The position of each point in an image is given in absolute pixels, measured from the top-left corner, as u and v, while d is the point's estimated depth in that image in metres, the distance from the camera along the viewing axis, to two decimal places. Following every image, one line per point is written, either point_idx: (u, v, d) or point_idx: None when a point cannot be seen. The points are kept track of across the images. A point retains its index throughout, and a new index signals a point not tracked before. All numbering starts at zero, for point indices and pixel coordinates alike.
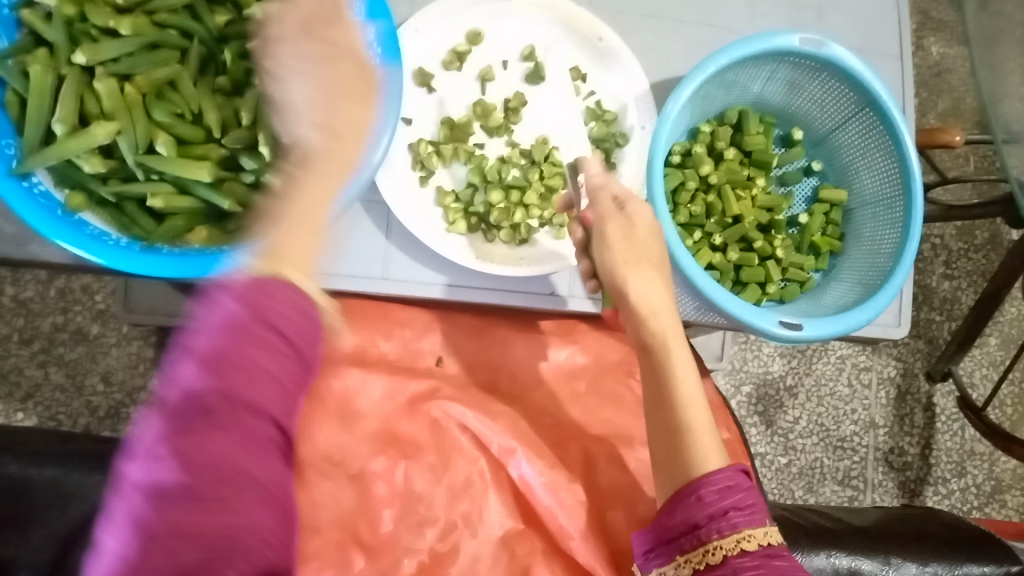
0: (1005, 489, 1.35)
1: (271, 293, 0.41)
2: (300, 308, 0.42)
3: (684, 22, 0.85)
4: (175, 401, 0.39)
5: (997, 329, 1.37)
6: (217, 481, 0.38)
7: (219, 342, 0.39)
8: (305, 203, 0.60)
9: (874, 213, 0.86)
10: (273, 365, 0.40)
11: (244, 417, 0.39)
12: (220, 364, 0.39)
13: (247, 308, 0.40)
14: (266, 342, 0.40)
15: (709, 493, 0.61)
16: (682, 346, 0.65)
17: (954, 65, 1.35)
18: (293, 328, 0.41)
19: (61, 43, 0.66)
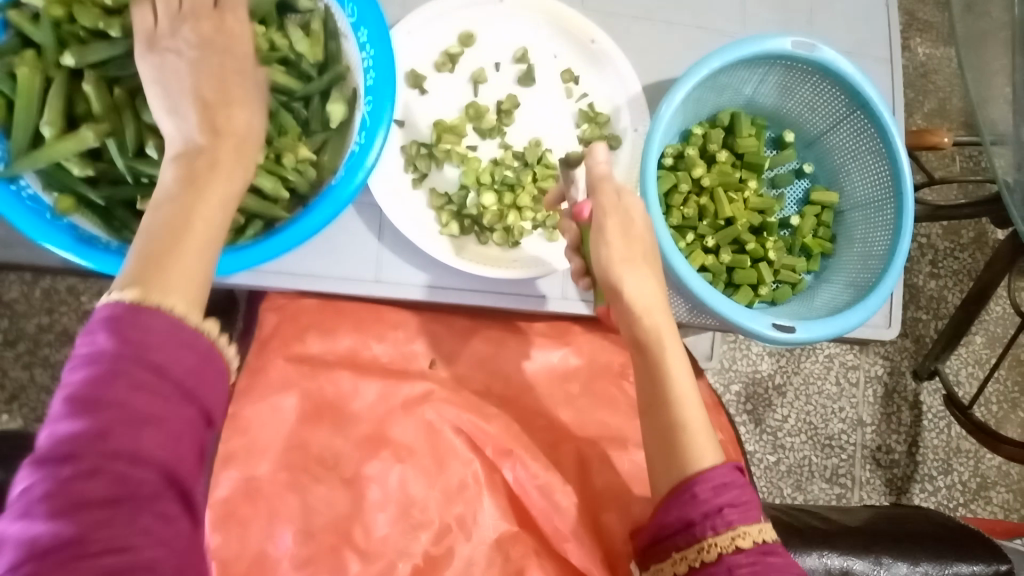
0: (990, 485, 1.37)
1: (156, 326, 0.45)
2: (185, 342, 0.46)
3: (676, 25, 0.85)
4: (49, 448, 0.41)
5: (982, 327, 1.38)
6: (103, 511, 0.39)
7: (92, 382, 0.42)
8: (177, 227, 0.50)
9: (865, 216, 0.87)
10: (155, 394, 0.43)
11: (127, 447, 0.41)
12: (94, 401, 0.42)
13: (135, 338, 0.44)
14: (147, 375, 0.43)
15: (704, 490, 0.58)
16: (675, 343, 0.63)
17: (940, 66, 1.36)
18: (178, 365, 0.45)
19: (50, 45, 0.65)
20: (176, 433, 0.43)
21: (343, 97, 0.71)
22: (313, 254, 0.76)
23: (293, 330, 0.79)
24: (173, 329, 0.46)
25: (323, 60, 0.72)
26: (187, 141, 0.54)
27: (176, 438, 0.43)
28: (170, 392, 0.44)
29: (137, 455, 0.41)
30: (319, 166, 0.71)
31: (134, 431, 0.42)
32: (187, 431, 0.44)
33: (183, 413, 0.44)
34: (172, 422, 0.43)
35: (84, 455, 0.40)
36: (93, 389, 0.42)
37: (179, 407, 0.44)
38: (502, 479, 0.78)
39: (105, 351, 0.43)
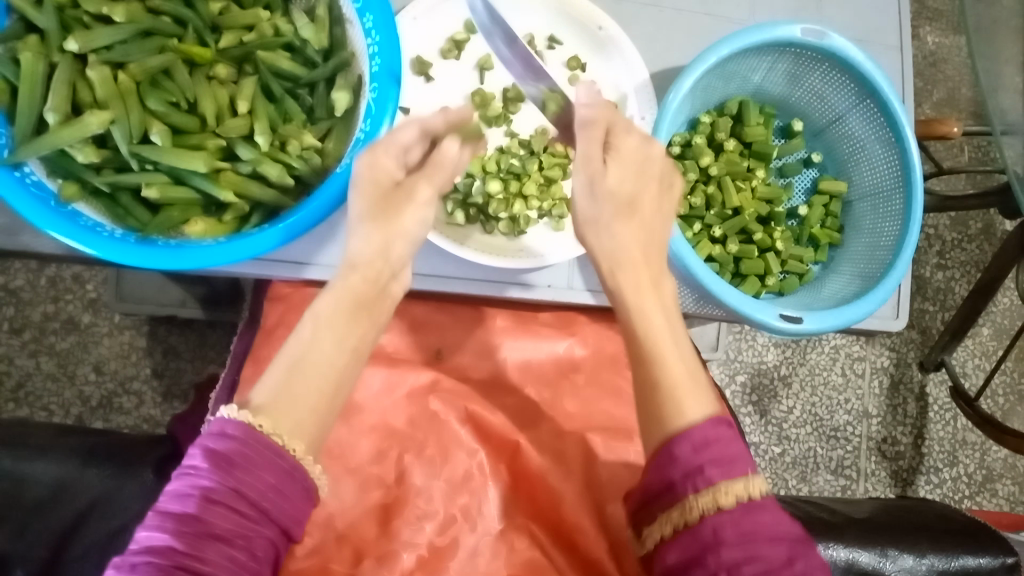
0: (995, 478, 1.36)
1: (251, 447, 0.51)
2: (271, 463, 0.51)
3: (685, 12, 0.84)
4: (136, 553, 0.47)
5: (989, 319, 1.38)
6: None
7: (176, 500, 0.48)
8: (311, 363, 0.57)
9: (873, 206, 0.86)
10: (230, 513, 0.48)
11: (192, 565, 0.46)
12: (177, 516, 0.48)
13: (224, 458, 0.50)
14: (224, 498, 0.49)
15: (682, 449, 0.53)
16: (660, 298, 0.60)
17: (950, 55, 1.35)
18: (259, 487, 0.50)
19: (53, 30, 0.65)
20: (241, 549, 0.48)
21: (347, 85, 0.71)
22: (315, 241, 0.75)
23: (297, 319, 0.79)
24: (267, 450, 0.52)
25: (328, 46, 0.71)
26: (365, 258, 0.59)
27: (242, 550, 0.48)
28: (245, 511, 0.49)
29: (202, 571, 0.47)
30: (323, 154, 0.70)
31: (204, 547, 0.47)
32: (256, 546, 0.49)
33: (256, 531, 0.49)
34: (242, 538, 0.49)
35: (160, 568, 0.46)
36: (179, 507, 0.48)
37: (252, 525, 0.49)
38: (506, 469, 0.78)
39: (195, 473, 0.49)
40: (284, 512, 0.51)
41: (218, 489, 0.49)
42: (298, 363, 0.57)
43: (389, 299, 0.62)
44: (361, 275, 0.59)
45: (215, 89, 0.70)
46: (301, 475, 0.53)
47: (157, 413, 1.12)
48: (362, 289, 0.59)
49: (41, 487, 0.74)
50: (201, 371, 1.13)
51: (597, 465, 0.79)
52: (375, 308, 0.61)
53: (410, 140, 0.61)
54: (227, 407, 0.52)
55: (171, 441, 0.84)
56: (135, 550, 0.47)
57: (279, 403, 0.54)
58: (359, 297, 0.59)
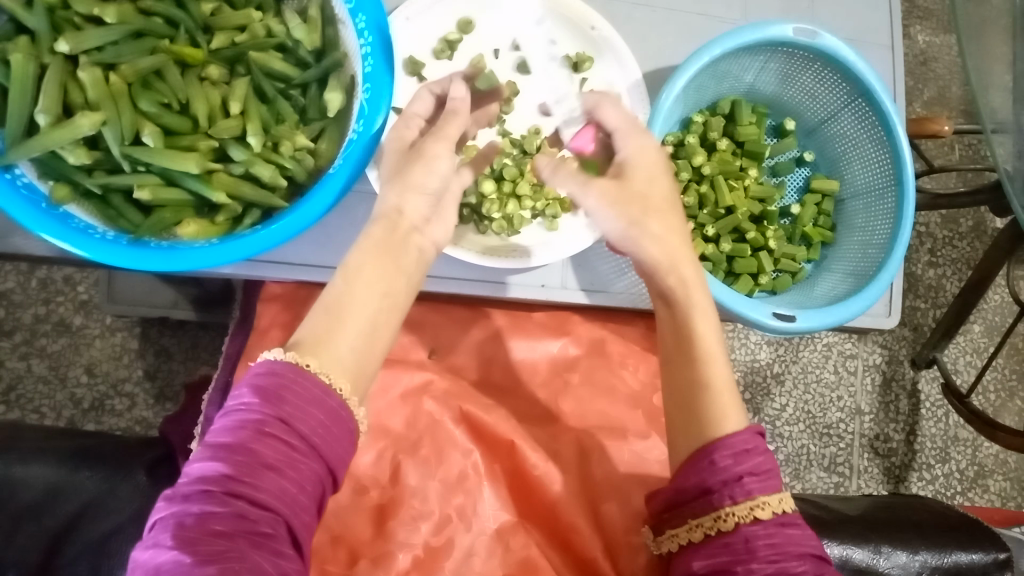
0: (987, 474, 1.37)
1: (300, 385, 0.50)
2: (321, 400, 0.50)
3: (677, 12, 0.84)
4: (187, 483, 0.47)
5: (980, 316, 1.38)
6: (220, 542, 0.44)
7: (227, 432, 0.48)
8: (348, 308, 0.55)
9: (866, 204, 0.86)
10: (280, 446, 0.48)
11: (247, 494, 0.46)
12: (226, 448, 0.47)
13: (271, 393, 0.49)
14: (276, 430, 0.48)
15: (722, 458, 0.57)
16: (709, 316, 0.63)
17: (940, 53, 1.35)
18: (309, 422, 0.50)
19: (44, 31, 0.65)
20: (292, 481, 0.48)
21: (340, 86, 0.70)
22: (307, 243, 0.75)
23: (288, 321, 0.79)
24: (315, 387, 0.51)
25: (321, 47, 0.71)
26: (390, 207, 0.58)
27: (294, 482, 0.48)
28: (296, 445, 0.49)
29: (254, 501, 0.46)
30: (316, 155, 0.70)
31: (258, 477, 0.46)
32: (307, 481, 0.49)
33: (305, 465, 0.49)
34: (293, 471, 0.48)
35: (213, 498, 0.46)
36: (230, 438, 0.47)
37: (302, 460, 0.49)
38: (502, 469, 0.78)
39: (246, 408, 0.49)
40: (331, 449, 0.50)
41: (266, 422, 0.48)
42: (334, 309, 0.55)
43: (419, 253, 0.59)
44: (381, 228, 0.57)
45: (207, 89, 0.70)
46: (346, 416, 0.52)
47: (149, 415, 1.11)
48: (387, 240, 0.57)
49: (33, 490, 0.74)
50: (193, 372, 1.13)
51: (592, 464, 0.79)
52: (407, 257, 0.58)
53: (426, 111, 0.67)
54: (272, 348, 0.52)
55: (164, 443, 0.83)
56: (183, 482, 0.47)
57: (321, 347, 0.53)
58: (385, 246, 0.57)
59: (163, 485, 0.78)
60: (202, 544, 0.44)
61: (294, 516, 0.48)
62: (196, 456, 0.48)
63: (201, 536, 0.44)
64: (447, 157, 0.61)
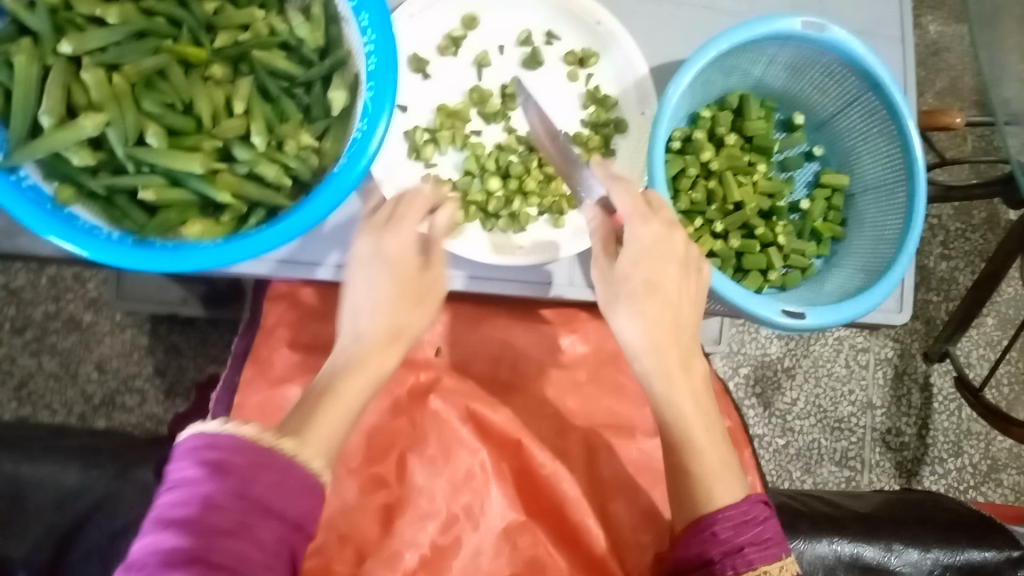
0: (1001, 468, 1.36)
1: (247, 451, 0.51)
2: (267, 461, 0.51)
3: (684, 6, 0.83)
4: (141, 563, 0.48)
5: (994, 309, 1.37)
6: None
7: (176, 507, 0.49)
8: (327, 403, 0.57)
9: (876, 199, 0.85)
10: (231, 510, 0.49)
11: (203, 559, 0.47)
12: (177, 523, 0.48)
13: (215, 464, 0.50)
14: (223, 498, 0.49)
15: (724, 529, 0.58)
16: (693, 379, 0.62)
17: (952, 43, 1.34)
18: (258, 484, 0.50)
19: (46, 32, 0.64)
20: (246, 542, 0.49)
21: (344, 83, 0.70)
22: (314, 241, 0.75)
23: (299, 320, 0.79)
24: (261, 452, 0.52)
25: (325, 45, 0.71)
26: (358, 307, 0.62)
27: (249, 546, 0.49)
28: (249, 509, 0.50)
29: (212, 565, 0.47)
30: (320, 154, 0.70)
31: (212, 543, 0.48)
32: (264, 540, 0.50)
33: (261, 524, 0.50)
34: (247, 534, 0.49)
35: (171, 568, 0.47)
36: (180, 513, 0.49)
37: (255, 520, 0.50)
38: (509, 467, 0.78)
39: (190, 481, 0.50)
40: (285, 506, 0.51)
41: (213, 491, 0.49)
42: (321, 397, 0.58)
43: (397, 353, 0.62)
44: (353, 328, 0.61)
45: (210, 89, 0.70)
46: (299, 471, 0.53)
47: (159, 411, 1.11)
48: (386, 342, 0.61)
49: (45, 489, 0.74)
50: (202, 369, 1.13)
51: (599, 462, 0.79)
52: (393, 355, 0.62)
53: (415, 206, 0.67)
54: (211, 419, 0.52)
55: (173, 442, 0.84)
56: (138, 563, 0.48)
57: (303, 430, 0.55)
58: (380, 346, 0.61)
59: None
60: None
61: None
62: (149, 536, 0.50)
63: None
64: (399, 234, 0.64)
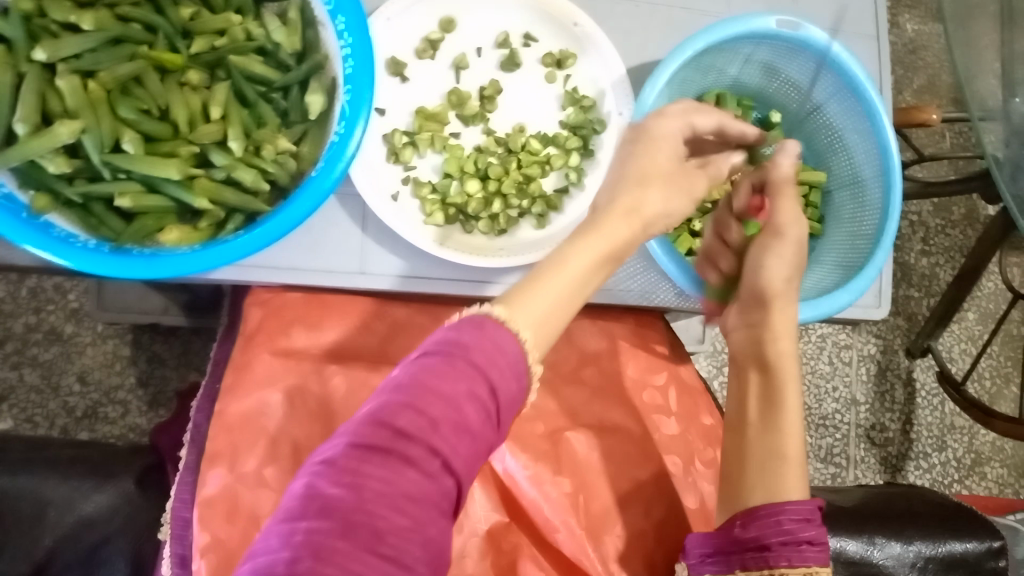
0: (984, 461, 1.37)
1: (504, 355, 0.51)
2: (515, 369, 0.51)
3: (662, 6, 0.84)
4: (382, 412, 0.46)
5: (975, 304, 1.38)
6: (415, 485, 0.44)
7: (430, 374, 0.47)
8: (550, 282, 0.57)
9: (853, 195, 0.86)
10: (479, 409, 0.48)
11: (443, 445, 0.46)
12: (426, 392, 0.47)
13: (480, 350, 0.50)
14: (480, 391, 0.48)
15: (789, 521, 0.62)
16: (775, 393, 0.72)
17: (929, 41, 1.35)
18: (503, 389, 0.50)
19: (20, 39, 0.64)
20: (477, 444, 0.48)
21: (321, 87, 0.70)
22: (292, 247, 0.75)
23: (277, 324, 0.77)
24: (514, 353, 0.51)
25: (302, 49, 0.71)
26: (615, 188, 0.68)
27: (472, 452, 0.48)
28: (492, 412, 0.49)
29: (448, 453, 0.46)
30: (299, 158, 0.69)
31: (453, 431, 0.47)
32: (484, 449, 0.49)
33: (488, 434, 0.49)
34: (479, 436, 0.48)
35: (416, 437, 0.46)
36: (435, 382, 0.47)
37: (488, 427, 0.49)
38: (493, 470, 0.77)
39: (454, 358, 0.49)
40: (506, 416, 0.51)
41: (473, 379, 0.48)
42: (541, 272, 0.58)
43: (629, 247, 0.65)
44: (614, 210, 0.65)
45: (187, 95, 0.70)
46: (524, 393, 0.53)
47: (143, 421, 1.11)
48: (619, 227, 0.63)
49: (24, 501, 0.73)
50: (185, 379, 1.13)
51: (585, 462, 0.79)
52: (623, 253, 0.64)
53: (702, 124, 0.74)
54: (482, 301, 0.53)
55: (154, 451, 0.83)
56: (376, 409, 0.46)
57: (516, 308, 0.54)
58: (619, 239, 0.63)
59: (153, 493, 0.78)
60: (398, 483, 0.44)
61: (466, 479, 0.48)
62: (389, 387, 0.48)
63: (383, 475, 0.44)
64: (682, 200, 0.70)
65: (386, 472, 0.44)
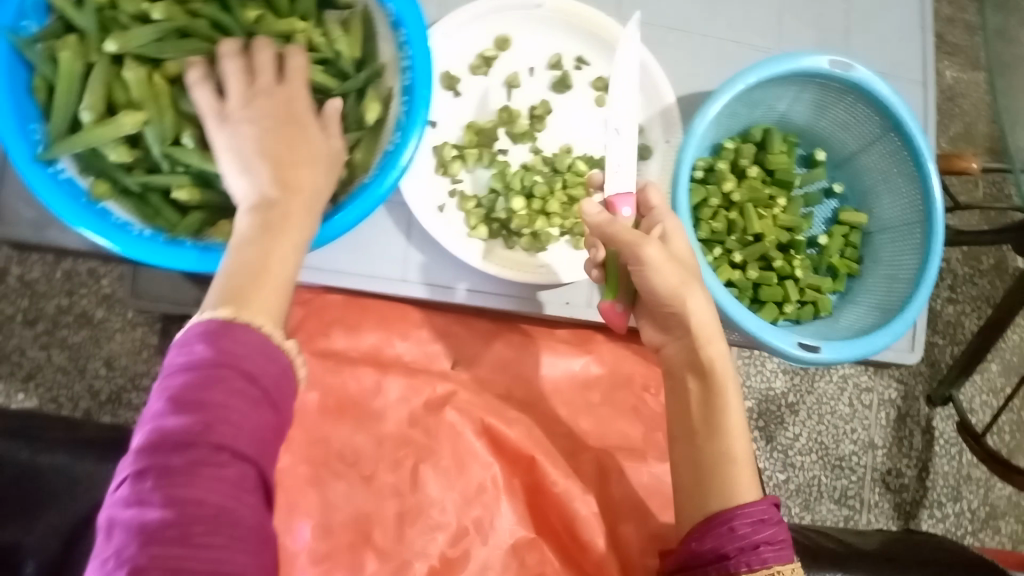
0: (998, 515, 1.36)
1: (239, 335, 0.46)
2: (271, 353, 0.47)
3: (713, 38, 0.85)
4: (156, 437, 0.42)
5: (998, 355, 1.38)
6: (203, 503, 0.41)
7: (190, 385, 0.43)
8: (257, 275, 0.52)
9: (893, 239, 0.86)
10: (244, 395, 0.44)
11: (225, 443, 0.43)
12: (196, 403, 0.43)
13: (222, 342, 0.45)
14: (240, 381, 0.45)
15: (742, 525, 0.57)
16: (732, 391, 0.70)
17: (968, 90, 1.36)
18: (264, 370, 0.46)
19: (92, 30, 0.66)
20: (260, 432, 0.45)
21: (378, 97, 0.71)
22: (340, 250, 0.76)
23: (318, 325, 0.79)
24: (255, 336, 0.47)
25: (362, 58, 0.72)
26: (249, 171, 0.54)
27: (264, 433, 0.45)
28: (260, 398, 0.45)
29: (234, 449, 0.43)
30: (352, 165, 0.70)
31: (231, 424, 0.43)
32: (268, 430, 0.46)
33: (267, 414, 0.46)
34: (259, 424, 0.45)
35: (194, 449, 0.42)
36: (193, 389, 0.43)
37: (264, 408, 0.46)
38: (521, 484, 0.78)
39: (199, 360, 0.45)
40: (279, 380, 0.47)
41: (224, 374, 0.44)
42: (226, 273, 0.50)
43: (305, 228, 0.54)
44: (253, 202, 0.53)
45: None
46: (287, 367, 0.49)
47: None
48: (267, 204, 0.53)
49: None
50: None
51: (610, 484, 0.80)
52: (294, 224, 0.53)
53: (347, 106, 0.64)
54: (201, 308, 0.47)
55: None
56: (146, 440, 0.42)
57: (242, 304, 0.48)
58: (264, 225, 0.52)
59: None
60: (187, 504, 0.41)
61: (266, 466, 0.45)
62: (156, 409, 0.44)
63: (177, 493, 0.41)
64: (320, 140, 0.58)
65: (173, 498, 0.41)
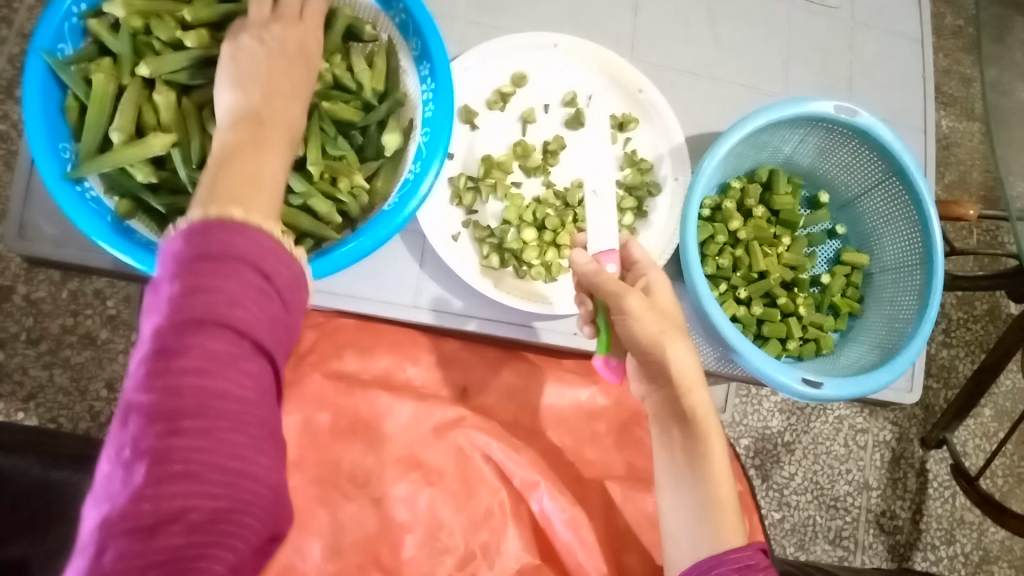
0: (992, 560, 1.36)
1: (246, 235, 0.43)
2: (279, 252, 0.45)
3: (722, 82, 0.88)
4: (164, 319, 0.41)
5: (992, 401, 1.40)
6: (210, 402, 0.40)
7: (198, 272, 0.41)
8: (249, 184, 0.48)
9: (894, 280, 0.88)
10: (257, 292, 0.43)
11: (233, 335, 0.41)
12: (204, 297, 0.41)
13: (228, 240, 0.43)
14: (252, 274, 0.43)
15: (728, 571, 0.58)
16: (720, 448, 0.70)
17: (963, 139, 1.39)
18: (278, 269, 0.44)
19: (126, 55, 0.68)
20: (269, 327, 0.43)
21: (398, 127, 0.73)
22: (355, 275, 0.77)
23: (331, 347, 0.81)
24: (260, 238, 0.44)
25: (384, 90, 0.74)
26: (239, 103, 0.52)
27: (275, 325, 0.44)
28: (271, 294, 0.44)
29: (242, 342, 0.42)
30: (372, 193, 0.72)
31: (239, 317, 0.41)
32: (278, 326, 0.44)
33: (277, 312, 0.44)
34: (268, 321, 0.43)
35: (200, 343, 0.40)
36: (200, 278, 0.41)
37: (275, 306, 0.44)
38: (528, 510, 0.80)
39: (203, 251, 0.42)
40: (291, 282, 0.45)
41: (234, 266, 0.42)
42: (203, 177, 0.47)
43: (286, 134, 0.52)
44: (238, 129, 0.50)
45: None
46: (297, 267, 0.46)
47: None
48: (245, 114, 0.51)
49: None
50: None
51: (616, 513, 0.81)
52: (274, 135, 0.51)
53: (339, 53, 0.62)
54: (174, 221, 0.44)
55: None
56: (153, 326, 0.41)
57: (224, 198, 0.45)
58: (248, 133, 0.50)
59: None
60: (197, 398, 0.40)
61: (275, 354, 0.44)
62: (164, 295, 0.42)
63: (186, 383, 0.40)
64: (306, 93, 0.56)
65: (183, 391, 0.40)
